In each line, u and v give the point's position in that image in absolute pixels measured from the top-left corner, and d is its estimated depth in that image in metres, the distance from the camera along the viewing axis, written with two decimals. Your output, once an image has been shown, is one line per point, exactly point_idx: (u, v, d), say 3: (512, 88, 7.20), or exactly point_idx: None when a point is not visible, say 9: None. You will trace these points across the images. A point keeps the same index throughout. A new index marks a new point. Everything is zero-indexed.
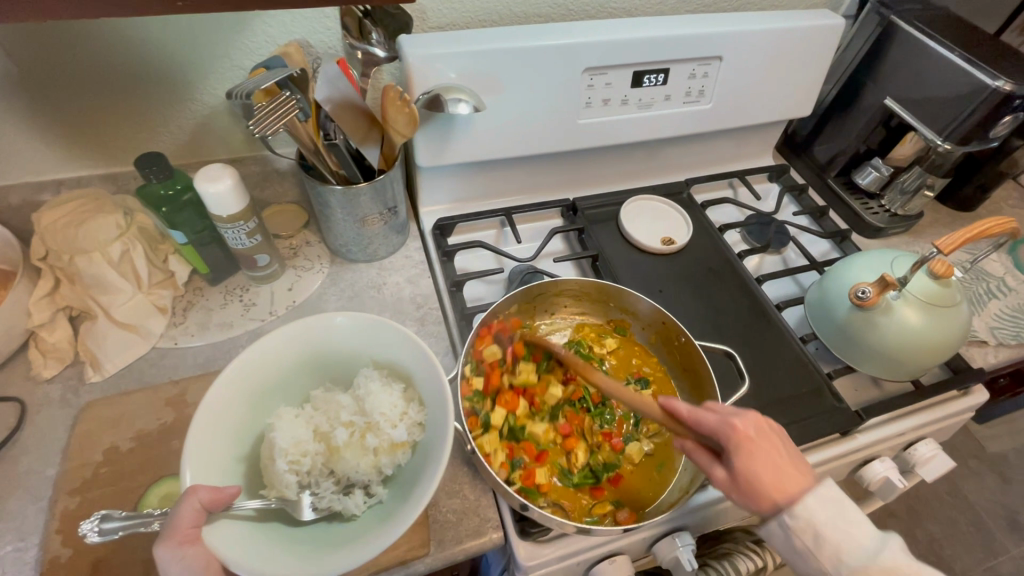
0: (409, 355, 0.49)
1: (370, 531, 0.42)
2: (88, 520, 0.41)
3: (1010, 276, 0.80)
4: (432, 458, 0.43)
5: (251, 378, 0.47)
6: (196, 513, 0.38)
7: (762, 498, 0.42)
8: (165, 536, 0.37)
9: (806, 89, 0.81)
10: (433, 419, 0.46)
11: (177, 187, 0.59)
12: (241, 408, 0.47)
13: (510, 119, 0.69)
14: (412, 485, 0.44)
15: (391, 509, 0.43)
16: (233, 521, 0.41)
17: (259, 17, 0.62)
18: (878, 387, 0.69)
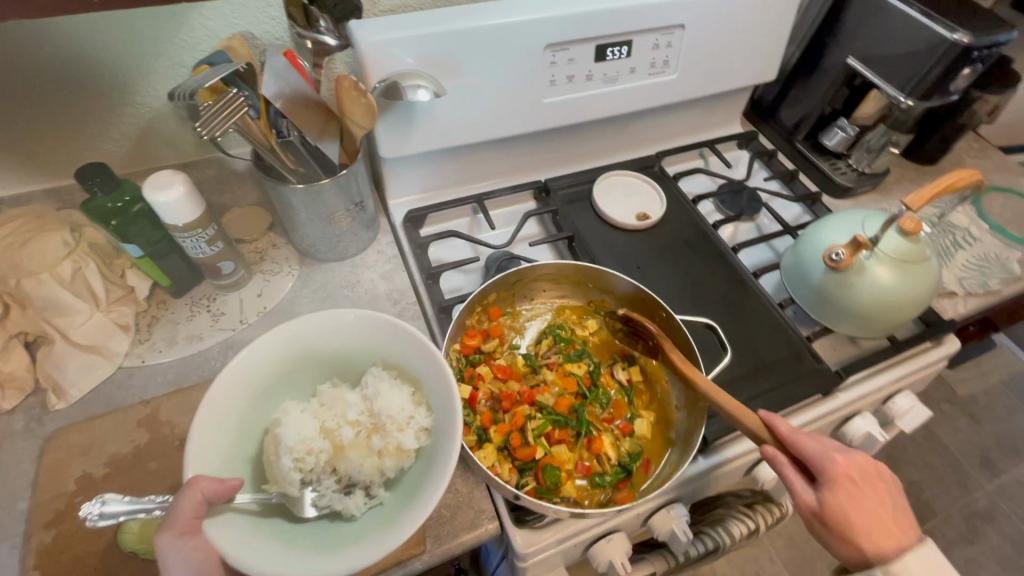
0: (418, 356, 0.47)
1: (369, 536, 0.40)
2: (87, 503, 0.39)
3: (974, 226, 0.82)
4: (438, 465, 0.42)
5: (262, 370, 0.46)
6: (198, 504, 0.36)
7: (844, 534, 0.45)
8: (166, 525, 0.36)
9: (769, 53, 0.81)
10: (442, 425, 0.45)
11: (125, 198, 0.56)
12: (245, 403, 0.45)
13: (474, 103, 0.67)
14: (418, 488, 0.42)
15: (394, 512, 0.41)
16: (235, 515, 0.39)
17: (196, 10, 0.58)
18: (855, 345, 0.70)
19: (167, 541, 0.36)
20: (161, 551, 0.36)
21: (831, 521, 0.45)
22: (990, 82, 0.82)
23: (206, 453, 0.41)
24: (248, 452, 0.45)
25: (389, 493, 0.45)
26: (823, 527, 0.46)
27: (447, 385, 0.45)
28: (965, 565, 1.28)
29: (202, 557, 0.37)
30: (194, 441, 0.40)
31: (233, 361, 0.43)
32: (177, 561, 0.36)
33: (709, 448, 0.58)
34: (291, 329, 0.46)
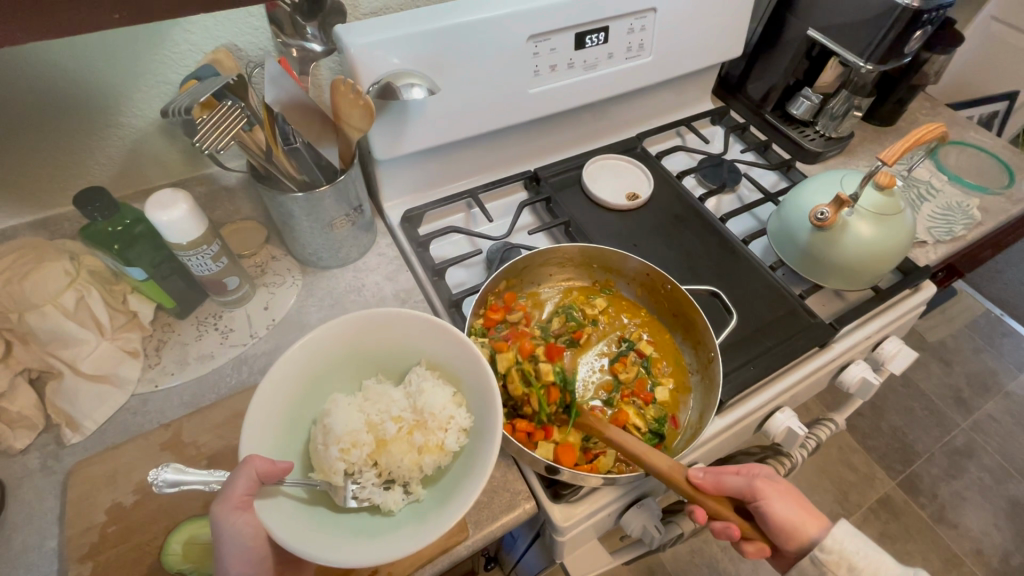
0: (461, 357, 0.49)
1: (407, 528, 0.42)
2: (158, 469, 0.42)
3: (935, 179, 0.89)
4: (477, 463, 0.44)
5: (309, 363, 0.48)
6: (251, 483, 0.39)
7: (793, 505, 0.49)
8: (218, 501, 0.38)
9: (736, 30, 0.84)
10: (483, 426, 0.46)
11: (127, 220, 0.57)
12: (297, 392, 0.48)
13: (462, 99, 0.68)
14: (461, 480, 0.44)
15: (433, 506, 0.44)
16: (284, 498, 0.42)
17: (178, 25, 0.57)
18: (841, 298, 0.74)
19: (222, 515, 0.38)
20: (215, 524, 0.38)
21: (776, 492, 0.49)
22: (937, 42, 0.87)
23: (260, 439, 0.43)
24: (298, 444, 0.48)
25: (426, 491, 0.46)
26: (781, 501, 0.49)
27: (489, 390, 0.47)
28: (952, 499, 1.36)
29: (252, 533, 0.40)
30: (250, 425, 0.43)
31: (285, 353, 0.45)
32: (226, 536, 0.39)
33: (724, 408, 0.61)
34: (347, 323, 0.48)
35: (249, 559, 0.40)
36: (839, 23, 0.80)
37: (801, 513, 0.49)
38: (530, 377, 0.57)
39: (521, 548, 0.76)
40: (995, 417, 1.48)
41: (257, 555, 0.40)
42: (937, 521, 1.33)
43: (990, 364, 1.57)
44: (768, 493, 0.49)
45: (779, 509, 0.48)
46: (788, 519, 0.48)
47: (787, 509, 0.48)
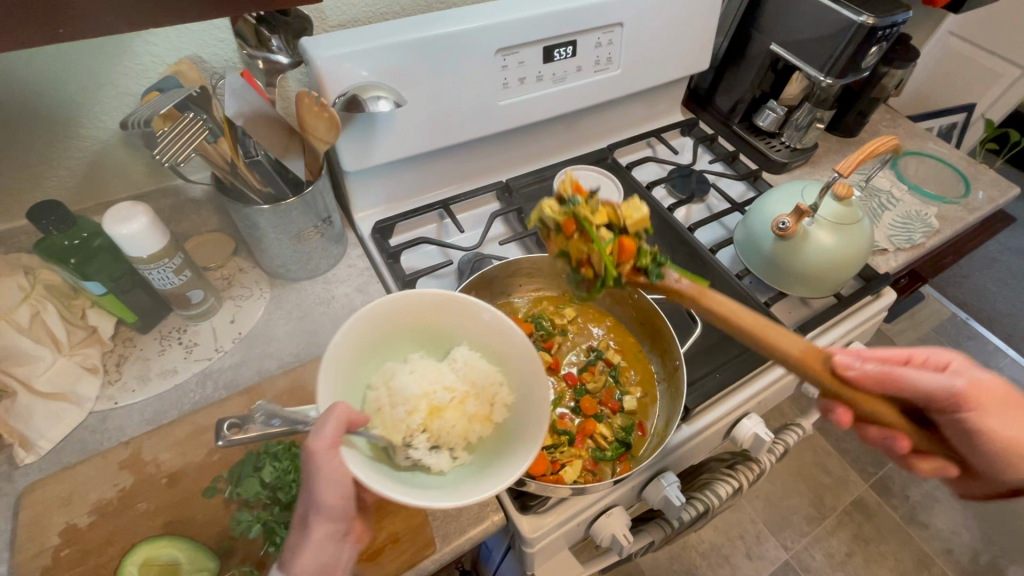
0: (513, 334, 0.48)
1: (460, 485, 0.42)
2: (256, 409, 0.45)
3: (895, 188, 0.92)
4: (524, 435, 0.44)
5: (374, 328, 0.46)
6: (340, 427, 0.38)
7: (999, 403, 0.47)
8: (308, 445, 0.37)
9: (702, 43, 0.86)
10: (528, 400, 0.47)
11: (84, 234, 0.54)
12: (358, 356, 0.46)
13: (433, 111, 0.68)
14: (514, 442, 0.44)
15: (491, 465, 0.43)
16: (355, 443, 0.41)
17: (140, 37, 0.57)
18: (806, 305, 0.76)
19: (313, 453, 0.37)
20: (307, 459, 0.37)
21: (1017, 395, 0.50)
22: (895, 57, 0.90)
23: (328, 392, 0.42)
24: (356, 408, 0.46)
25: (472, 455, 0.47)
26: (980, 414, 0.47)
27: (536, 367, 0.47)
28: (923, 500, 1.39)
29: (339, 474, 0.39)
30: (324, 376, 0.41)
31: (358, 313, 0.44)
32: (322, 469, 0.38)
33: (692, 416, 0.61)
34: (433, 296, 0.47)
35: (342, 494, 0.40)
36: (800, 39, 0.83)
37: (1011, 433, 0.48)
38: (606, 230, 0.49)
39: (496, 560, 0.75)
40: None
41: (345, 492, 0.40)
42: (908, 522, 1.35)
43: None
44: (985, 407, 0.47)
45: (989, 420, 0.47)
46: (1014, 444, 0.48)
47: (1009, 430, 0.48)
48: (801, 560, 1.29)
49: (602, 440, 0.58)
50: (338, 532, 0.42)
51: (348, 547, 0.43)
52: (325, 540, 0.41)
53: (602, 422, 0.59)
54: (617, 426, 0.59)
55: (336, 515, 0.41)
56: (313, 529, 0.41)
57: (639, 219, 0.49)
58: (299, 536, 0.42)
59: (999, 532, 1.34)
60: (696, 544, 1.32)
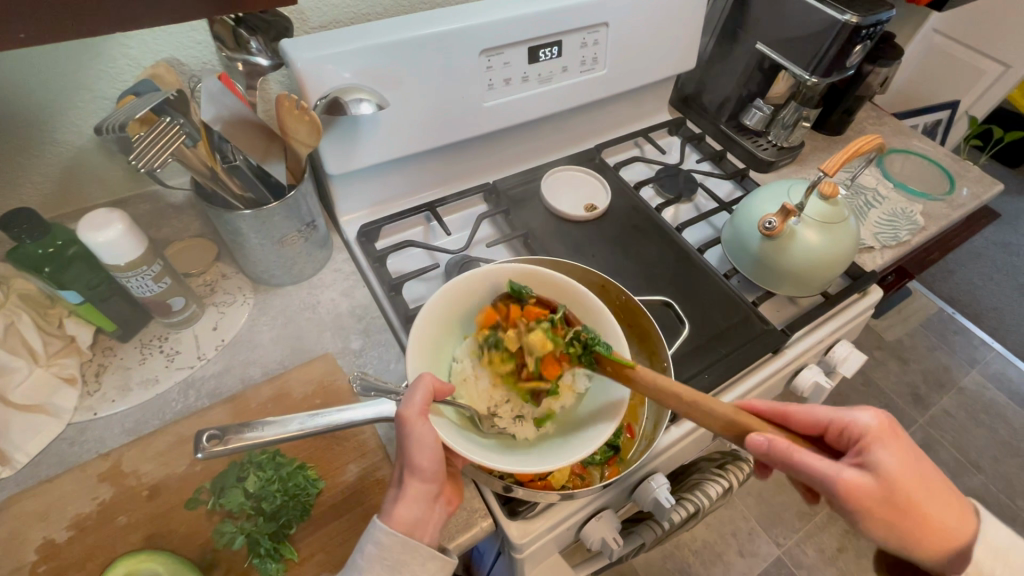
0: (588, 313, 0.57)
1: (542, 451, 0.50)
2: (202, 435, 0.43)
3: (881, 186, 0.93)
4: (603, 406, 0.52)
5: (459, 305, 0.57)
6: (428, 396, 0.46)
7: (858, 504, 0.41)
8: (402, 413, 0.45)
9: (688, 42, 0.86)
10: (607, 374, 0.55)
11: (58, 241, 0.53)
12: (443, 330, 0.57)
13: (418, 112, 0.67)
14: (596, 412, 0.52)
15: (567, 436, 0.52)
16: (439, 413, 0.49)
17: (115, 40, 0.55)
18: (794, 303, 0.76)
19: (406, 420, 0.45)
20: (401, 427, 0.45)
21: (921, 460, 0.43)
22: (879, 56, 0.91)
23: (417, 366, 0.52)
24: (442, 373, 0.56)
25: (554, 425, 0.55)
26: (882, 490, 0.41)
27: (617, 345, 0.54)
28: None
29: (430, 439, 0.45)
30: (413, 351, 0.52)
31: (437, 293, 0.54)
32: (414, 438, 0.44)
33: (680, 417, 0.61)
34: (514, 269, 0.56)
35: (435, 455, 0.45)
36: (785, 38, 0.83)
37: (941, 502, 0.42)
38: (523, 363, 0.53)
39: (488, 564, 0.75)
40: (950, 412, 1.54)
41: (437, 456, 0.45)
42: None
43: (944, 361, 1.63)
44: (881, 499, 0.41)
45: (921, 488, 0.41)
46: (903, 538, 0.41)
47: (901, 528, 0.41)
48: (792, 555, 1.30)
49: None
50: (431, 494, 0.46)
51: (439, 510, 0.47)
52: (420, 499, 0.45)
53: None
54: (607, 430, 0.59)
55: (428, 476, 0.45)
56: (408, 487, 0.45)
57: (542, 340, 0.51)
58: (394, 497, 0.46)
59: None
60: (689, 541, 1.33)
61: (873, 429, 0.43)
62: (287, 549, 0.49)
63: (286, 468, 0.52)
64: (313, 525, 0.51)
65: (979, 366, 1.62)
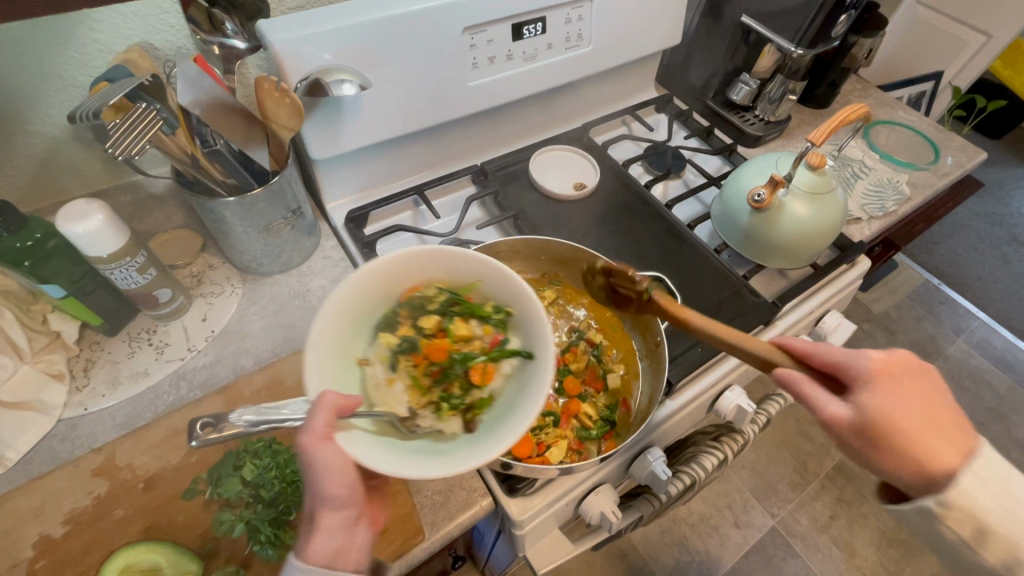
0: (506, 280, 0.44)
1: (472, 451, 0.39)
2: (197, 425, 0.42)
3: (867, 157, 0.93)
4: (534, 389, 0.41)
5: (357, 304, 0.43)
6: (330, 416, 0.37)
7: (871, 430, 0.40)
8: (301, 440, 0.37)
9: (674, 17, 0.85)
10: (537, 349, 0.43)
11: (36, 234, 0.51)
12: (346, 332, 0.42)
13: (400, 92, 0.66)
14: (523, 398, 0.41)
15: (502, 427, 0.41)
16: (353, 428, 0.40)
17: (84, 23, 0.54)
18: (784, 277, 0.76)
19: (307, 446, 0.37)
20: (302, 455, 0.37)
21: (926, 395, 0.41)
22: (863, 26, 0.91)
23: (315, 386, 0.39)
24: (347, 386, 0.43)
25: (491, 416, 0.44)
26: (863, 405, 0.41)
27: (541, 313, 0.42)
28: None
29: (339, 463, 0.38)
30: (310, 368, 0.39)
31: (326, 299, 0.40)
32: (319, 465, 0.37)
33: (675, 390, 0.62)
34: (410, 254, 0.43)
35: (345, 480, 0.39)
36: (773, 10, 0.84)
37: (935, 430, 0.40)
38: (450, 364, 0.44)
39: (490, 543, 0.76)
40: None
41: (349, 479, 0.39)
42: None
43: (931, 331, 1.66)
44: (891, 435, 0.39)
45: (902, 417, 0.40)
46: (913, 464, 0.40)
47: (937, 450, 0.39)
48: (787, 525, 1.33)
49: (587, 420, 0.58)
50: (349, 519, 0.41)
51: (361, 534, 0.42)
52: (336, 526, 0.40)
53: (589, 403, 0.60)
54: (604, 406, 0.60)
55: (343, 502, 0.40)
56: (323, 517, 0.40)
57: (462, 328, 0.45)
58: (307, 526, 0.40)
59: None
60: (686, 515, 1.35)
61: (879, 365, 0.42)
62: (287, 536, 0.49)
63: (283, 455, 0.52)
64: None
65: (964, 335, 1.66)
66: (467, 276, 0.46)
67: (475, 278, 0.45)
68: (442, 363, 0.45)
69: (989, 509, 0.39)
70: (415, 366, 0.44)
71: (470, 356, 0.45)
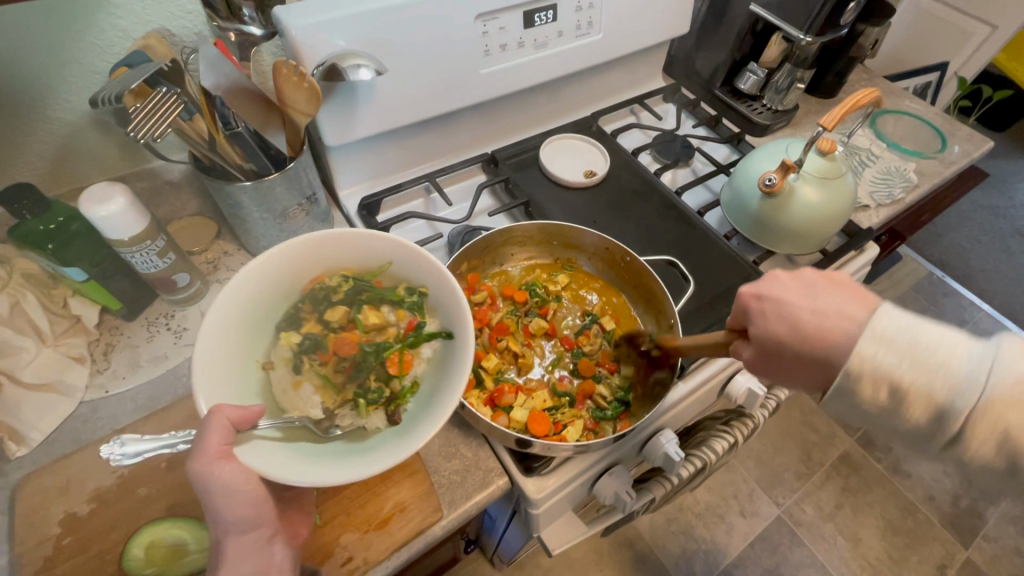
0: (408, 261, 0.52)
1: (389, 442, 0.45)
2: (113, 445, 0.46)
3: (874, 145, 0.94)
4: (451, 368, 0.48)
5: (248, 308, 0.47)
6: (224, 433, 0.39)
7: (773, 351, 0.45)
8: (191, 462, 0.38)
9: (683, 6, 0.85)
10: (449, 326, 0.51)
11: (60, 217, 0.52)
12: (240, 339, 0.47)
13: (413, 80, 0.67)
14: (442, 373, 0.49)
15: (421, 412, 0.47)
16: (258, 440, 0.42)
17: (104, 9, 0.54)
18: (793, 263, 0.77)
19: (199, 470, 0.38)
20: (196, 481, 0.38)
21: (810, 291, 0.45)
22: (872, 14, 0.90)
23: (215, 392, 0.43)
24: (253, 386, 0.47)
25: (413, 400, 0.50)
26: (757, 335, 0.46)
27: (450, 289, 0.50)
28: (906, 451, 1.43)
29: (243, 479, 0.39)
30: (201, 376, 0.42)
31: (214, 303, 0.44)
32: (218, 487, 0.38)
33: (686, 373, 0.62)
34: (306, 245, 0.49)
35: (246, 501, 0.40)
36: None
37: (820, 322, 0.43)
38: (364, 357, 0.51)
39: (502, 527, 0.77)
40: None
41: (252, 499, 0.40)
42: (893, 473, 1.40)
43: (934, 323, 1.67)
44: (785, 348, 0.44)
45: (787, 324, 0.44)
46: (812, 359, 0.43)
47: (824, 339, 0.42)
48: (792, 514, 1.34)
49: (602, 400, 0.60)
50: (263, 538, 0.41)
51: (280, 551, 0.42)
52: (250, 547, 0.41)
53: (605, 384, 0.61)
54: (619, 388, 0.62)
55: (250, 523, 0.40)
56: (228, 546, 0.40)
57: (374, 319, 0.52)
58: (214, 555, 0.40)
59: None
60: (692, 505, 1.36)
61: (760, 289, 0.46)
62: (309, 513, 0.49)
63: None
64: (332, 489, 0.52)
65: (968, 327, 1.66)
66: (375, 262, 0.54)
67: (386, 260, 0.54)
68: (353, 359, 0.51)
69: (889, 363, 0.40)
70: (327, 368, 0.50)
71: (382, 346, 0.52)
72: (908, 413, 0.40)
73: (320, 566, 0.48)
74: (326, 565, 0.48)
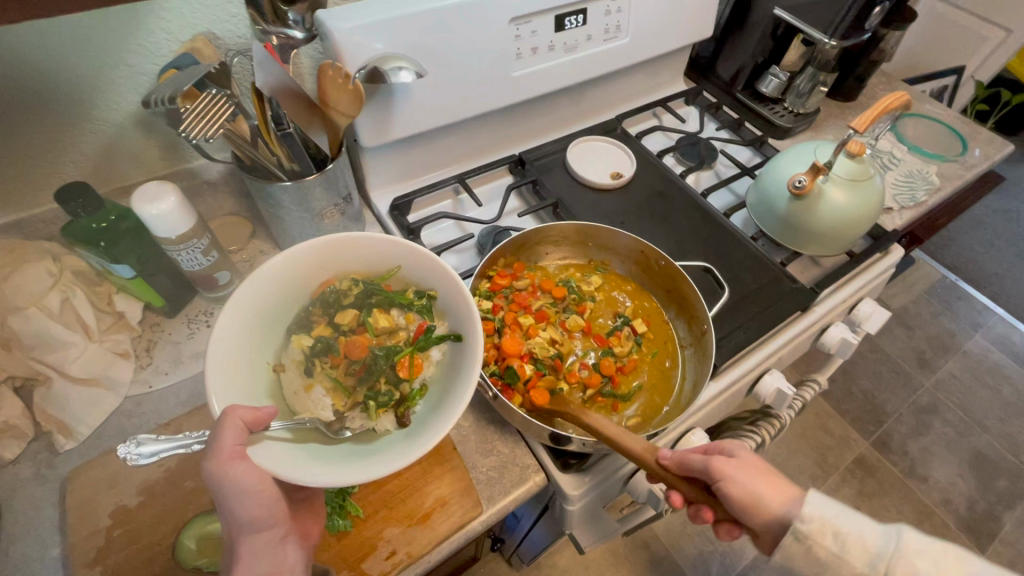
0: (418, 265, 0.54)
1: (403, 442, 0.46)
2: (125, 445, 0.43)
3: (896, 149, 0.94)
4: (462, 369, 0.49)
5: (260, 308, 0.49)
6: (239, 433, 0.40)
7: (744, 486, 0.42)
8: (207, 461, 0.39)
9: (708, 9, 0.86)
10: (459, 329, 0.52)
11: (111, 217, 0.54)
12: (252, 338, 0.48)
13: (446, 82, 0.68)
14: (453, 375, 0.50)
15: (429, 414, 0.48)
16: (272, 441, 0.44)
17: (153, 13, 0.56)
18: (818, 265, 0.78)
19: (214, 470, 0.38)
20: (211, 482, 0.39)
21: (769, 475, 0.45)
22: (892, 19, 0.91)
23: (229, 390, 0.44)
24: (264, 387, 0.49)
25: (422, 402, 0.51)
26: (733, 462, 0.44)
27: (460, 294, 0.51)
28: (921, 455, 1.43)
29: (257, 479, 0.40)
30: (213, 373, 0.43)
31: (229, 302, 0.46)
32: (233, 487, 0.39)
33: (718, 373, 0.63)
34: (318, 249, 0.51)
35: (260, 501, 0.40)
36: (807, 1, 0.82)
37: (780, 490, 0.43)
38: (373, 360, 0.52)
39: (528, 525, 0.78)
40: (955, 375, 1.58)
41: (264, 499, 0.40)
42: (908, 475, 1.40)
43: (948, 327, 1.67)
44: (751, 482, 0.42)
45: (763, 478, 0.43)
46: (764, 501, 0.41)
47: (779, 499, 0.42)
48: None
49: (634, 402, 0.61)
50: (276, 538, 0.42)
51: (294, 552, 0.42)
52: (264, 546, 0.41)
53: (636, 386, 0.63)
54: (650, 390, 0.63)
55: (264, 523, 0.41)
56: (245, 544, 0.41)
57: (386, 322, 0.54)
58: (231, 553, 0.41)
59: (994, 481, 1.40)
60: None
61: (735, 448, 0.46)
62: (352, 507, 0.50)
63: None
64: (372, 484, 0.52)
65: (982, 331, 1.66)
66: (384, 267, 0.56)
67: (394, 265, 0.55)
68: (363, 362, 0.53)
69: (834, 516, 0.41)
70: (336, 370, 0.52)
71: (392, 350, 0.53)
72: (848, 557, 0.40)
73: (364, 560, 0.49)
74: (370, 559, 0.49)
